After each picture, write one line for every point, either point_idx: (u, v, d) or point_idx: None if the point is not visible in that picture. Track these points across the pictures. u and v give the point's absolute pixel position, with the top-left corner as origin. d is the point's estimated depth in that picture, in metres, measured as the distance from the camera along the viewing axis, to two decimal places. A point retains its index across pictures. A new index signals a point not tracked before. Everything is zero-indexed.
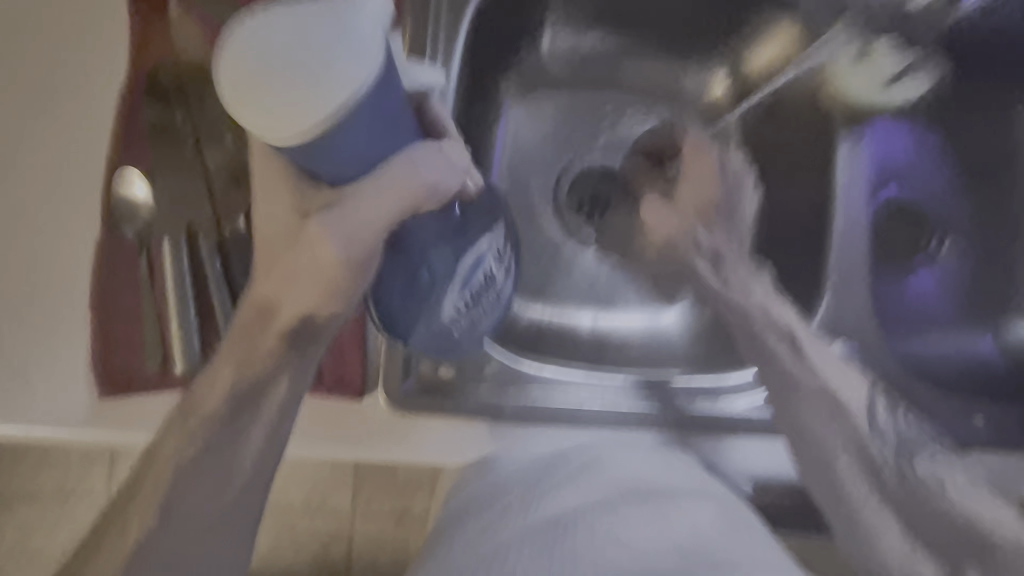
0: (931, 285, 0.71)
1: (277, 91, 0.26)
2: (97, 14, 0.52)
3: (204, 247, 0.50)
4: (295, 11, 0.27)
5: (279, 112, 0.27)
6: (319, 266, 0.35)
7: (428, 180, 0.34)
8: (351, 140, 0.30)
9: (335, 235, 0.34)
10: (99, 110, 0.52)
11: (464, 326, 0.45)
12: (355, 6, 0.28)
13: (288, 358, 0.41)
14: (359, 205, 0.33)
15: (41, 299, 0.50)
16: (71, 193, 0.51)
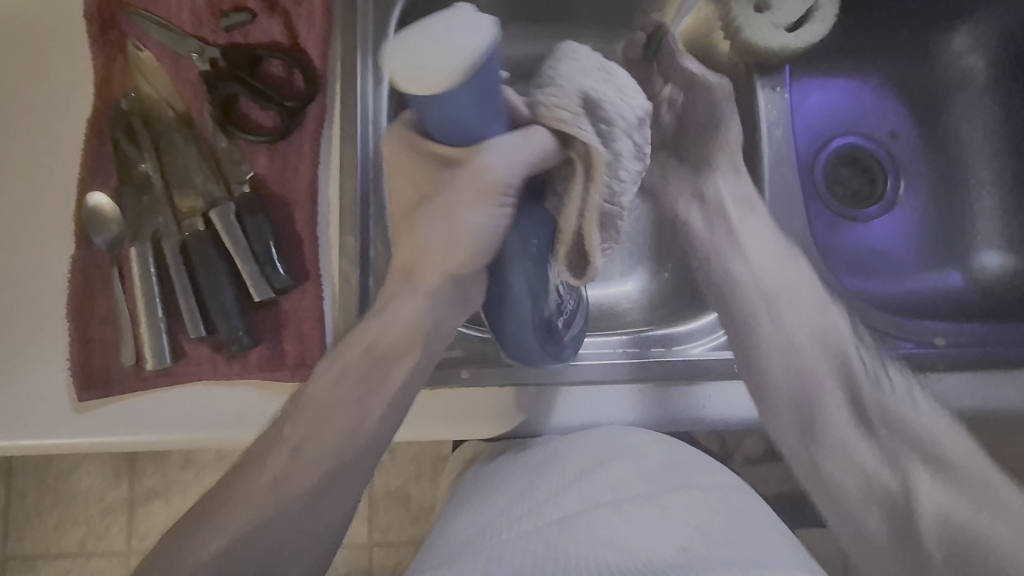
0: (890, 225, 0.74)
1: (410, 67, 0.28)
2: (62, 62, 0.58)
3: (167, 248, 0.55)
4: (440, 12, 0.29)
5: (420, 77, 0.29)
6: (493, 193, 0.38)
7: (542, 138, 0.38)
8: (473, 95, 0.31)
9: (501, 169, 0.37)
10: (72, 146, 0.58)
11: (562, 319, 0.51)
12: (471, 11, 0.29)
13: (423, 306, 0.47)
14: (506, 155, 0.36)
15: (33, 319, 0.55)
16: (54, 223, 0.57)
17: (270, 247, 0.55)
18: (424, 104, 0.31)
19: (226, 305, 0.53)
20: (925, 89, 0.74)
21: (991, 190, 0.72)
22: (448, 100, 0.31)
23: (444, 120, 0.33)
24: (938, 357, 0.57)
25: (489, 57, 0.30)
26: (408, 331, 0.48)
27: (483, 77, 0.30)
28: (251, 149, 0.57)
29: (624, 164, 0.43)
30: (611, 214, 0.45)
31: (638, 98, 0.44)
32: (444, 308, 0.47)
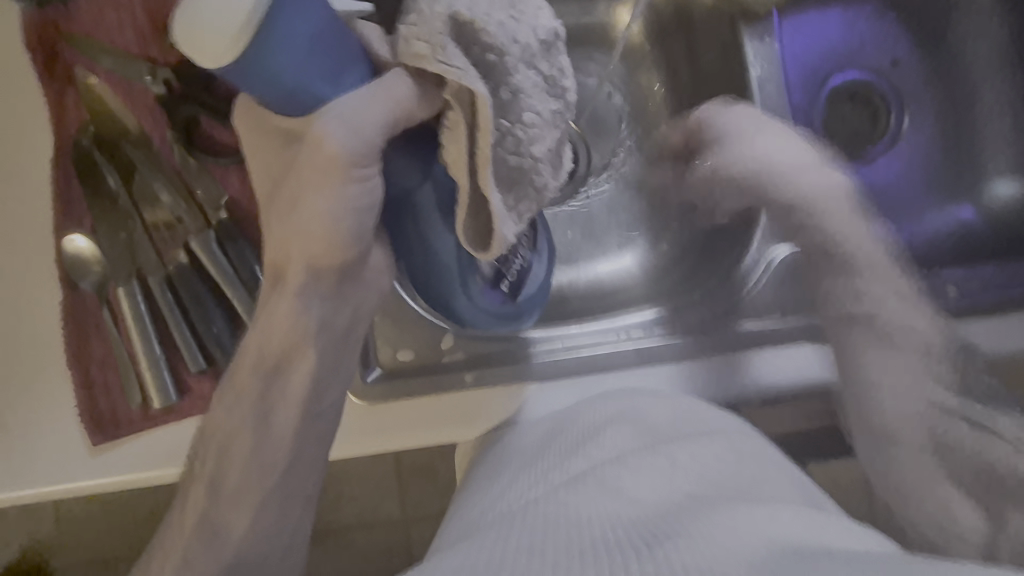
0: (900, 163, 0.70)
1: (199, 27, 0.29)
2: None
3: (154, 284, 0.54)
4: None
5: (206, 34, 0.29)
6: (337, 168, 0.37)
7: (405, 89, 0.38)
8: (288, 45, 0.32)
9: (340, 133, 0.36)
10: (40, 183, 0.56)
11: (508, 281, 0.52)
12: None
13: (299, 306, 0.43)
14: (347, 118, 0.36)
15: (32, 361, 0.54)
16: (34, 265, 0.55)
17: (256, 272, 0.54)
18: (241, 67, 0.31)
19: (221, 336, 0.53)
20: (929, 12, 0.68)
21: (1002, 115, 0.67)
22: (260, 53, 0.31)
23: (277, 82, 0.33)
24: None
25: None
26: (288, 338, 0.44)
27: (286, 21, 0.31)
28: (222, 171, 0.56)
29: (527, 103, 0.42)
30: (520, 166, 0.43)
31: (541, 15, 0.43)
32: (324, 304, 0.44)
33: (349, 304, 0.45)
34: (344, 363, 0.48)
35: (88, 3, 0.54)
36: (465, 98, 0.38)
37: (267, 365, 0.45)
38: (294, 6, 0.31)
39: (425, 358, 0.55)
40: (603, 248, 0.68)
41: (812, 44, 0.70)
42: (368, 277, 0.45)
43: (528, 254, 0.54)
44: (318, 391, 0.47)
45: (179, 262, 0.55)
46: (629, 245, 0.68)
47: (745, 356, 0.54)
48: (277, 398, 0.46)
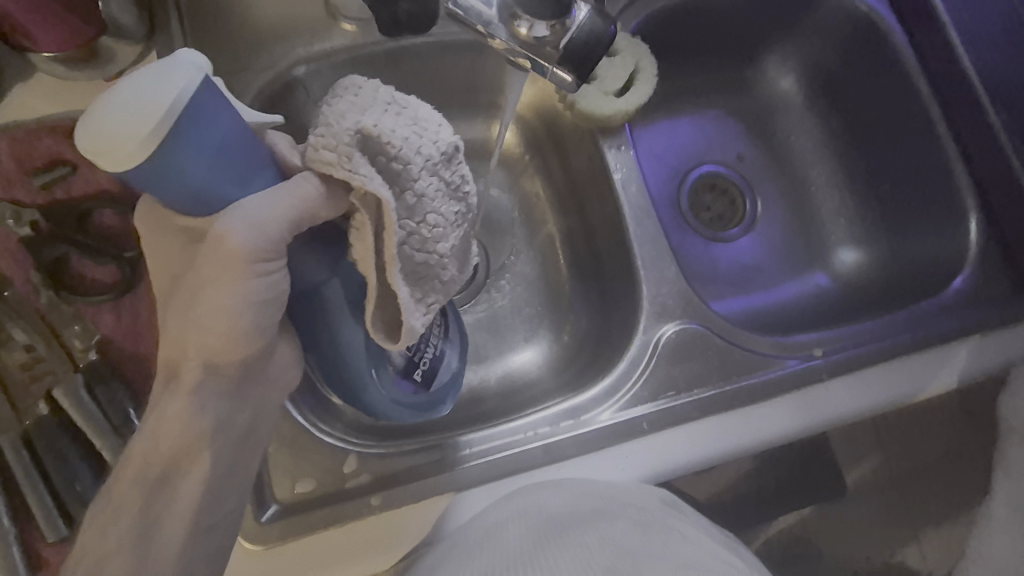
0: (757, 247, 0.79)
1: (112, 136, 0.28)
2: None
3: (5, 444, 0.48)
4: (140, 86, 0.29)
5: (116, 143, 0.28)
6: (239, 264, 0.37)
7: (318, 187, 0.39)
8: (192, 157, 0.32)
9: (245, 229, 0.36)
10: None
11: (421, 369, 0.52)
12: (173, 79, 0.30)
13: (195, 406, 0.41)
14: (252, 216, 0.36)
15: None
16: None
17: (129, 415, 0.49)
18: (139, 173, 0.31)
19: (86, 493, 0.47)
20: (756, 115, 0.82)
21: (831, 194, 0.79)
22: (162, 161, 0.31)
23: (179, 188, 0.33)
24: (831, 363, 0.59)
25: (191, 110, 0.31)
26: (181, 439, 0.40)
27: (194, 133, 0.31)
28: (93, 311, 0.53)
29: (431, 205, 0.43)
30: (427, 262, 0.45)
31: (442, 130, 0.43)
32: (220, 403, 0.42)
33: (242, 401, 0.43)
34: (243, 464, 0.45)
35: None
36: (372, 203, 0.39)
37: (156, 471, 0.41)
38: (204, 118, 0.32)
39: (327, 485, 0.51)
40: (509, 346, 0.70)
41: (673, 137, 0.80)
42: (270, 373, 0.45)
43: (441, 343, 0.55)
44: (207, 500, 0.43)
45: (34, 415, 0.49)
46: (532, 340, 0.70)
47: (653, 438, 0.55)
48: (163, 512, 0.41)
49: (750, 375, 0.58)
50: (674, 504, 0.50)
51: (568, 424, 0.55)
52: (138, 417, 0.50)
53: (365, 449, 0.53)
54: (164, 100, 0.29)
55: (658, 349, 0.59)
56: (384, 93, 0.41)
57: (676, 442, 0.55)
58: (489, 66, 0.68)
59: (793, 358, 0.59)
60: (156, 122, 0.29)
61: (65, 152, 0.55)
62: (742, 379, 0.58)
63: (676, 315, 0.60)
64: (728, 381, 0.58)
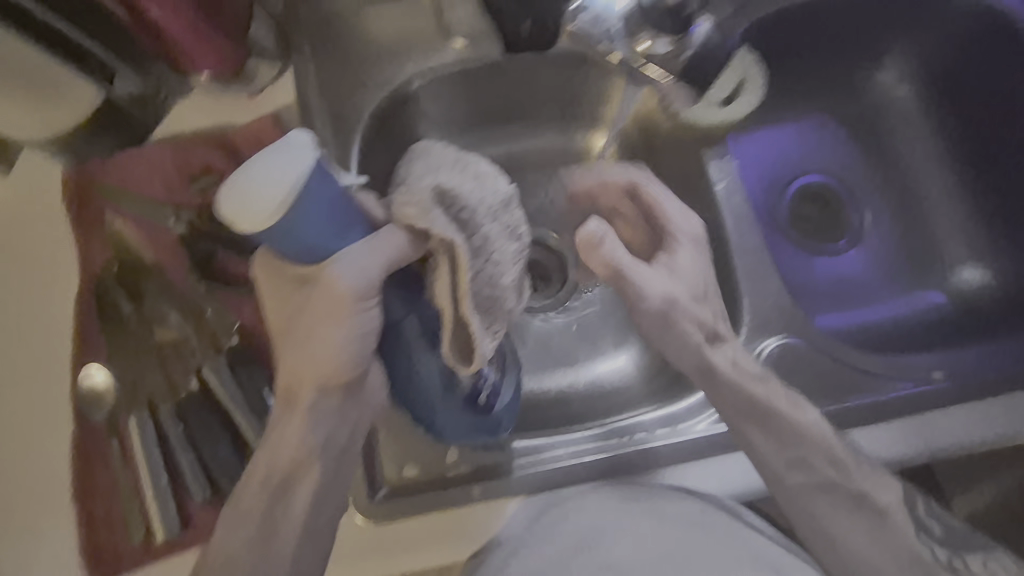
0: (862, 264, 0.75)
1: (249, 206, 0.34)
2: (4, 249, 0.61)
3: (165, 413, 0.55)
4: (272, 163, 0.34)
5: (252, 213, 0.34)
6: (348, 305, 0.41)
7: (404, 237, 0.42)
8: (300, 220, 0.36)
9: (352, 277, 0.40)
10: (62, 323, 0.59)
11: (483, 396, 0.52)
12: (296, 157, 0.35)
13: (306, 427, 0.46)
14: (357, 263, 0.40)
15: (41, 498, 0.54)
16: (48, 405, 0.57)
17: (265, 395, 0.56)
18: (269, 236, 0.36)
19: (228, 461, 0.54)
20: (866, 121, 0.78)
21: (953, 204, 0.74)
22: (286, 226, 0.36)
23: (296, 244, 0.38)
24: (952, 390, 0.55)
25: (310, 182, 0.35)
26: (298, 453, 0.46)
27: (312, 199, 0.36)
28: (236, 300, 0.59)
29: (495, 245, 0.45)
30: (492, 295, 0.45)
31: (500, 181, 0.47)
32: (323, 423, 0.47)
33: (342, 416, 0.48)
34: (342, 478, 0.49)
35: (125, 159, 0.62)
36: (447, 248, 0.42)
37: (275, 481, 0.47)
38: (318, 185, 0.36)
39: (431, 473, 0.55)
40: (598, 350, 0.71)
41: (771, 146, 0.78)
42: (366, 395, 0.48)
43: (499, 375, 0.54)
44: (314, 509, 0.48)
45: (188, 390, 0.56)
46: (622, 346, 0.71)
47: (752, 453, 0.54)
48: (282, 515, 0.47)
49: (848, 399, 0.55)
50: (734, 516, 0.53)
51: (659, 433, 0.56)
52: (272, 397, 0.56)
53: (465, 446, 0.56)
54: (290, 176, 0.34)
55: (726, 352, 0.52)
56: (451, 154, 0.46)
57: None
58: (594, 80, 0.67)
59: (908, 381, 0.56)
60: (285, 195, 0.34)
61: (215, 161, 0.62)
62: (850, 399, 0.55)
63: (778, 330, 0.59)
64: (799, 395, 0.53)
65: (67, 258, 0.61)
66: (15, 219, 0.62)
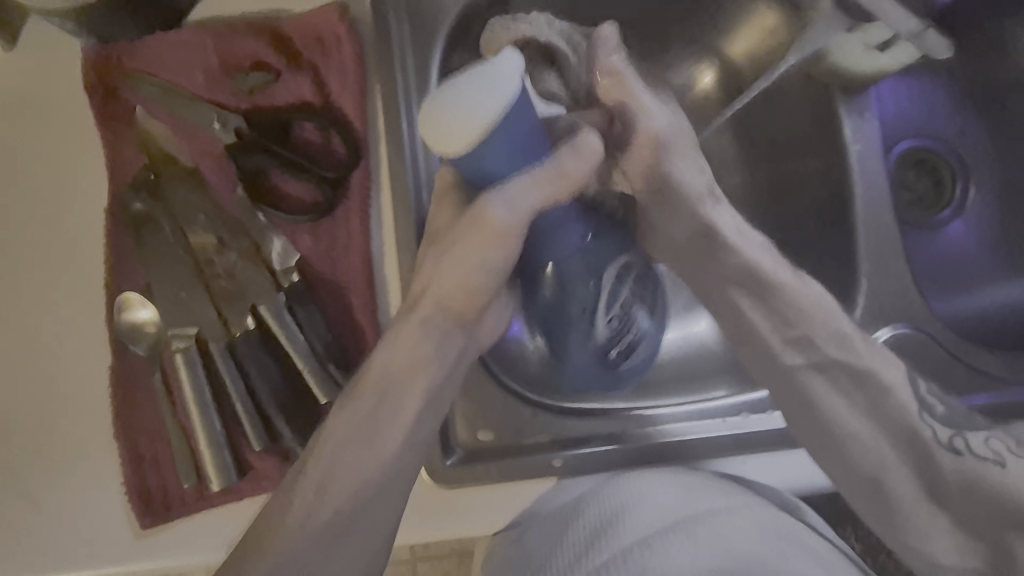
0: (968, 235, 0.66)
1: (447, 120, 0.28)
2: (18, 141, 0.52)
3: (215, 352, 0.49)
4: (480, 77, 0.29)
5: (449, 129, 0.28)
6: (496, 230, 0.36)
7: (584, 170, 0.36)
8: (496, 144, 0.30)
9: (507, 203, 0.35)
10: (92, 240, 0.52)
11: (616, 348, 0.48)
12: (507, 75, 0.29)
13: (421, 335, 0.41)
14: (511, 197, 0.34)
15: (80, 430, 0.50)
16: (81, 330, 0.51)
17: (331, 341, 0.50)
18: (458, 159, 0.30)
19: (288, 411, 0.49)
20: None
21: None
22: (476, 151, 0.30)
23: (478, 169, 0.32)
24: None
25: (512, 109, 0.29)
26: (410, 367, 0.40)
27: (507, 127, 0.30)
28: (292, 229, 0.51)
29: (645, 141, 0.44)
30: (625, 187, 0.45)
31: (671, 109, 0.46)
32: (440, 339, 0.41)
33: (461, 340, 0.43)
34: (445, 400, 0.43)
35: (153, 42, 0.51)
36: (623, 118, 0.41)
37: (388, 382, 0.40)
38: (518, 110, 0.30)
39: (504, 440, 0.52)
40: (672, 313, 0.64)
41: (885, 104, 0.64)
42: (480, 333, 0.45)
43: (642, 323, 0.50)
44: (413, 431, 0.41)
45: (242, 325, 0.50)
46: (695, 311, 0.64)
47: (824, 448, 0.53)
48: (388, 420, 0.40)
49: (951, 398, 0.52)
50: (791, 511, 0.52)
51: (754, 419, 0.53)
52: (337, 343, 0.50)
53: (541, 409, 0.53)
54: (497, 97, 0.28)
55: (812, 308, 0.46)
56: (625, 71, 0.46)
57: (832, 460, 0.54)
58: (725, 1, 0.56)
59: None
60: (486, 117, 0.28)
61: (266, 56, 0.52)
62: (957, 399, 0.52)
63: (889, 318, 0.54)
64: (890, 379, 0.46)
65: (94, 162, 0.52)
66: (27, 111, 0.52)
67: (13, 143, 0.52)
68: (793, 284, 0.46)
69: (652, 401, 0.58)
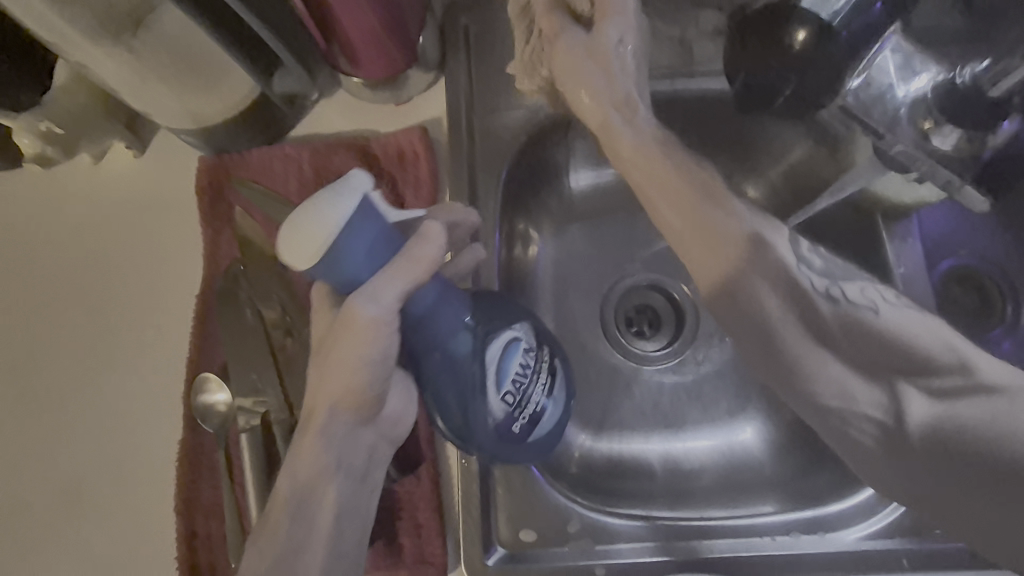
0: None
1: (299, 234, 0.32)
2: (132, 228, 0.60)
3: (277, 435, 0.52)
4: (318, 201, 0.33)
5: (300, 244, 0.33)
6: (364, 331, 0.37)
7: (434, 252, 0.38)
8: (355, 245, 0.34)
9: (365, 303, 0.36)
10: (181, 321, 0.58)
11: (516, 420, 0.46)
12: (330, 200, 0.33)
13: (319, 448, 0.42)
14: (373, 293, 0.36)
15: (151, 498, 0.54)
16: (161, 402, 0.56)
17: None
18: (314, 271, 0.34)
19: None
20: None
21: None
22: (329, 264, 0.34)
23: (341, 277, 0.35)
24: None
25: (349, 226, 0.34)
26: (311, 470, 0.42)
27: (352, 240, 0.34)
28: None
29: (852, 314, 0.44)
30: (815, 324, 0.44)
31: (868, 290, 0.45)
32: (339, 444, 0.43)
33: (367, 435, 0.45)
34: (370, 484, 0.46)
35: (261, 154, 0.59)
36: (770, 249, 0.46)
37: (300, 487, 0.42)
38: (357, 225, 0.34)
39: (547, 541, 0.51)
40: (718, 421, 0.63)
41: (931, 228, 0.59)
42: (383, 425, 0.46)
43: (543, 399, 0.48)
44: (344, 514, 0.44)
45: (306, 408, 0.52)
46: (741, 419, 0.63)
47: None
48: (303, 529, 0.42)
49: None
50: None
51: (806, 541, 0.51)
52: None
53: (590, 515, 0.53)
54: (328, 218, 0.33)
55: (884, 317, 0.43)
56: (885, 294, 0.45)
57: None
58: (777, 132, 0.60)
59: None
60: (322, 236, 0.33)
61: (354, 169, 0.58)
62: None
63: None
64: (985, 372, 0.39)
65: (193, 251, 0.59)
66: (144, 206, 0.60)
67: (128, 232, 0.60)
68: (875, 320, 0.43)
69: (695, 514, 0.57)
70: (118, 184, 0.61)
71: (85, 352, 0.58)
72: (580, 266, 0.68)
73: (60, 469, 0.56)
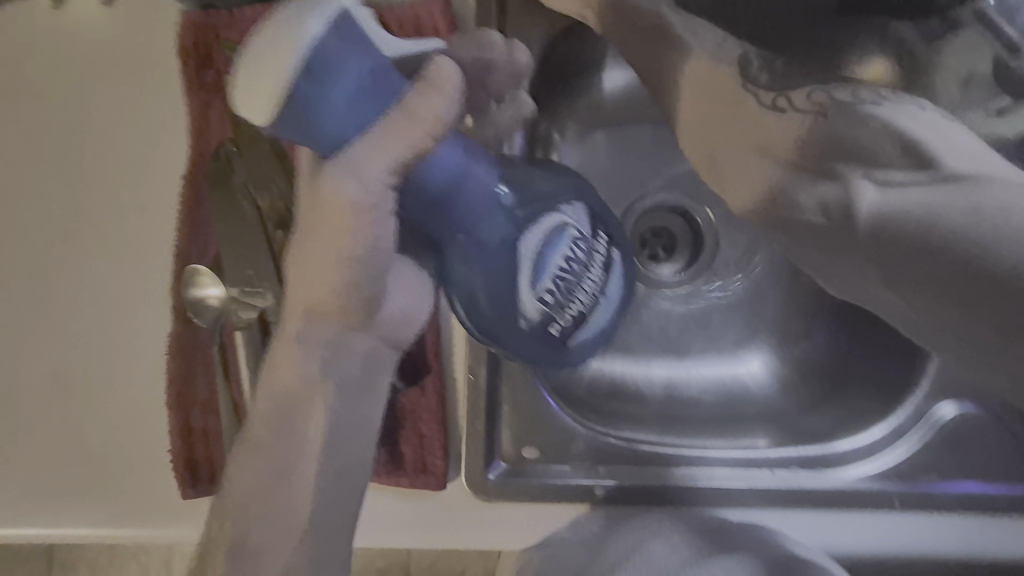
0: None
1: (254, 71, 0.27)
2: (104, 90, 0.52)
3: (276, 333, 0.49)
4: (273, 26, 0.27)
5: (255, 83, 0.27)
6: (347, 215, 0.33)
7: (436, 114, 0.32)
8: (336, 85, 0.29)
9: (345, 179, 0.32)
10: (165, 202, 0.52)
11: (553, 324, 0.43)
12: (289, 23, 0.27)
13: (300, 354, 0.38)
14: (354, 162, 0.31)
15: (138, 389, 0.52)
16: (147, 290, 0.52)
17: None
18: (284, 125, 0.29)
19: None
20: None
21: None
22: (298, 109, 0.28)
23: (319, 134, 0.30)
24: None
25: (320, 53, 0.28)
26: (297, 383, 0.38)
27: (330, 78, 0.28)
28: None
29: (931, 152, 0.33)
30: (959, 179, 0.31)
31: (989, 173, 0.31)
32: (328, 348, 0.38)
33: (363, 340, 0.40)
34: (377, 397, 0.43)
35: (253, 14, 0.50)
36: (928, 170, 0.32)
37: (284, 400, 0.38)
38: (336, 56, 0.28)
39: (551, 457, 0.51)
40: (725, 351, 0.62)
41: None
42: (382, 328, 0.42)
43: (593, 291, 0.45)
44: (340, 435, 0.40)
45: None
46: (750, 350, 0.62)
47: (872, 513, 0.51)
48: (297, 464, 0.39)
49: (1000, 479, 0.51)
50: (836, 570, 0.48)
51: (798, 475, 0.52)
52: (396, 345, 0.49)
53: (593, 436, 0.52)
54: (284, 44, 0.27)
55: (905, 115, 0.36)
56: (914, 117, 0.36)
57: (886, 526, 0.52)
58: (850, 38, 0.52)
59: None
60: (279, 68, 0.26)
61: None
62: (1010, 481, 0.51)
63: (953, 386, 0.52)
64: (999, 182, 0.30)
65: (177, 124, 0.52)
66: (117, 64, 0.52)
67: (100, 94, 0.52)
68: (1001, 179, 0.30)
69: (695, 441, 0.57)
70: (82, 34, 0.52)
71: (58, 225, 0.53)
72: (602, 183, 0.63)
73: (39, 348, 0.53)
